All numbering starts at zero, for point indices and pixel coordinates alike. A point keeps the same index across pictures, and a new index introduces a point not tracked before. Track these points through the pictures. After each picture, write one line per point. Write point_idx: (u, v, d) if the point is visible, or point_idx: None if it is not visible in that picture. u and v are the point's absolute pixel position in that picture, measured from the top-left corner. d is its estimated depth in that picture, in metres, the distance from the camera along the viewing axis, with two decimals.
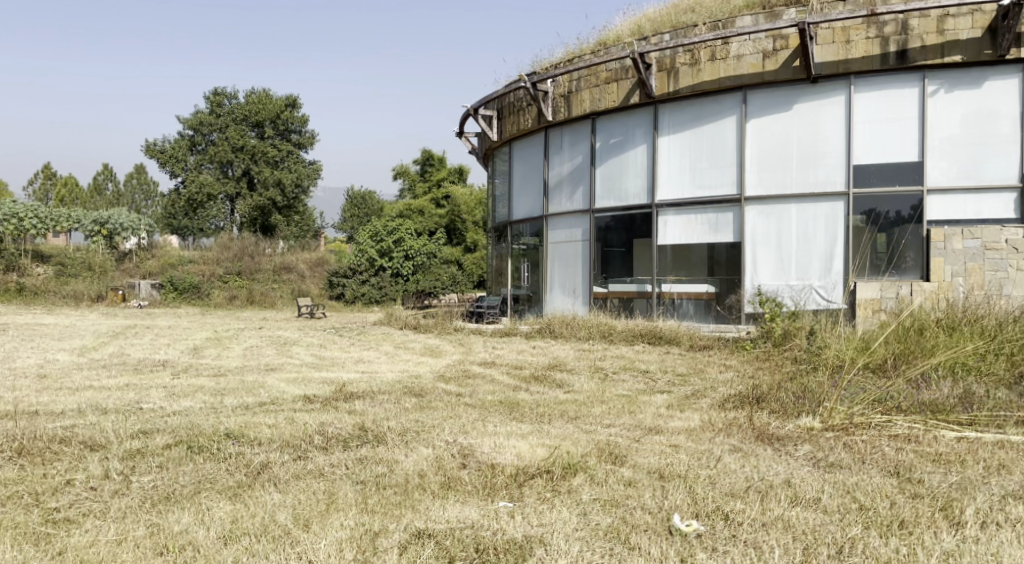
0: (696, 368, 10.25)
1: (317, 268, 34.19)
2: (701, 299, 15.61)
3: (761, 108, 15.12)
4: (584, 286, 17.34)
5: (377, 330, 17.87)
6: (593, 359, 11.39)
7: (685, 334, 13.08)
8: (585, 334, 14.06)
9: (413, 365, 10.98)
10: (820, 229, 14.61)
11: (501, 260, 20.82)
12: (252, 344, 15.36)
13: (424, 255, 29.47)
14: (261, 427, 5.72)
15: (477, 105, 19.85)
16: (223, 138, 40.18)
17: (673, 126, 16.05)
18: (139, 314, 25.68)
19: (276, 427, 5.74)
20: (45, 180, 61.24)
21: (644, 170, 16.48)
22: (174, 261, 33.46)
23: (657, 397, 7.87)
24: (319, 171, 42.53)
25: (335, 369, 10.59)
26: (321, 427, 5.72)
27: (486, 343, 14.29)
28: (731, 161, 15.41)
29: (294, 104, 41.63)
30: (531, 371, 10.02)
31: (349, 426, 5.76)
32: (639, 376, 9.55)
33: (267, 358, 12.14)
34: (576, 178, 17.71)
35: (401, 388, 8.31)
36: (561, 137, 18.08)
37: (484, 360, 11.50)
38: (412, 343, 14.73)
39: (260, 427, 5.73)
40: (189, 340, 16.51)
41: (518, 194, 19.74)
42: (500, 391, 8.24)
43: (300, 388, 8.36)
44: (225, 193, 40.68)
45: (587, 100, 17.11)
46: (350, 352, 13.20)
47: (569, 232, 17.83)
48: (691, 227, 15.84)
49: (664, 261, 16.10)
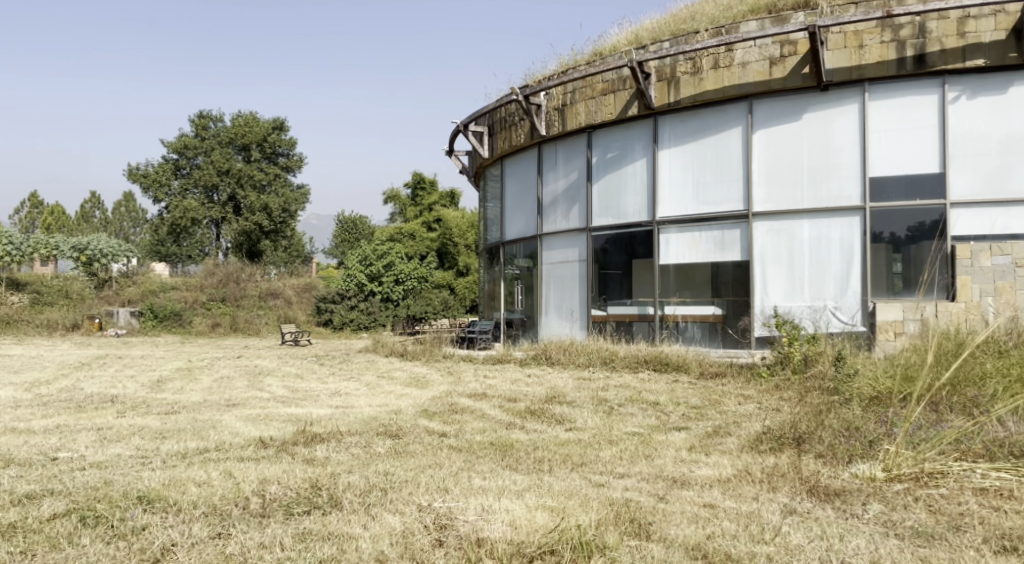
0: (713, 400, 9.08)
1: (304, 293, 33.06)
2: (708, 322, 14.52)
3: (768, 117, 14.10)
4: (582, 310, 16.22)
5: (361, 358, 16.69)
6: (596, 389, 10.22)
7: (693, 359, 11.96)
8: (583, 361, 12.94)
9: (395, 399, 9.80)
10: (835, 247, 13.54)
11: (493, 283, 19.70)
12: (223, 375, 14.17)
13: (416, 280, 28.38)
14: (188, 486, 4.58)
15: (466, 120, 18.86)
16: (208, 161, 39.09)
17: (674, 138, 15.03)
18: (114, 344, 24.44)
19: (206, 486, 4.60)
20: (32, 209, 60.15)
21: (643, 185, 15.44)
22: (155, 288, 32.22)
23: (675, 436, 6.71)
24: (307, 195, 41.42)
25: (307, 404, 9.40)
26: (264, 484, 4.59)
27: (477, 371, 13.11)
28: (737, 174, 14.36)
29: (281, 127, 40.75)
30: (527, 405, 8.84)
31: (300, 483, 4.62)
32: (651, 410, 8.38)
33: (233, 392, 10.95)
34: (571, 195, 16.67)
35: (374, 428, 7.13)
36: (555, 153, 17.07)
37: (475, 392, 10.31)
38: (397, 372, 13.57)
39: (185, 485, 4.60)
40: (157, 371, 15.27)
41: (510, 213, 18.69)
42: (489, 430, 7.07)
43: (257, 428, 7.19)
44: (210, 217, 39.53)
45: (582, 112, 16.10)
46: (327, 383, 12.02)
47: (565, 252, 16.74)
48: (695, 245, 14.76)
49: (667, 282, 15.02)
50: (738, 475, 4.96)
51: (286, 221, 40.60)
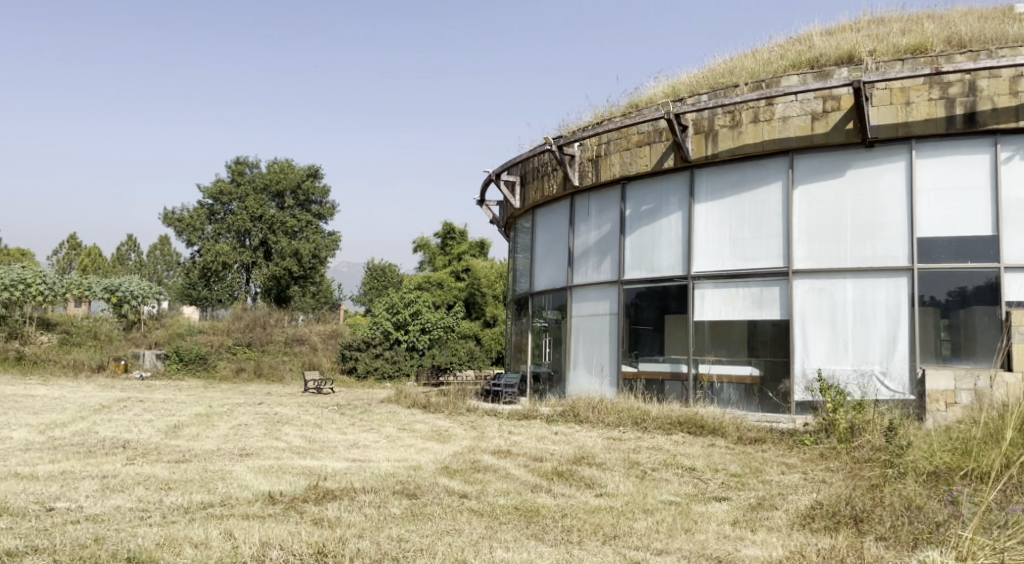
0: (753, 469, 8.51)
1: (330, 340, 32.84)
2: (745, 383, 13.97)
3: (809, 172, 13.72)
4: (612, 365, 15.72)
5: (383, 409, 16.26)
6: (627, 452, 9.69)
7: (730, 423, 11.36)
8: (613, 420, 12.39)
9: (415, 454, 9.34)
10: (880, 308, 13.01)
11: (520, 335, 19.29)
12: (241, 421, 13.80)
13: (442, 329, 28.05)
14: (183, 547, 4.24)
15: (499, 170, 18.72)
16: (242, 207, 39.39)
17: (711, 192, 14.70)
18: (138, 386, 24.26)
19: (204, 548, 4.22)
20: (69, 250, 61.17)
21: (678, 239, 15.06)
22: (183, 331, 32.21)
23: (715, 507, 6.19)
24: (338, 242, 41.54)
25: (323, 456, 8.97)
26: (265, 548, 4.24)
27: (502, 427, 12.63)
28: (776, 229, 13.94)
29: (315, 174, 41.11)
30: (553, 465, 8.35)
31: (303, 547, 4.26)
32: (686, 477, 7.84)
33: (249, 440, 10.56)
34: (603, 247, 16.33)
35: (392, 486, 6.69)
36: (588, 204, 16.80)
37: (499, 449, 9.82)
38: (419, 425, 13.11)
39: (182, 547, 4.23)
40: (175, 416, 14.95)
41: (540, 264, 18.38)
42: (514, 492, 6.60)
43: (267, 482, 6.77)
44: (240, 262, 39.70)
45: (617, 164, 15.85)
46: (347, 434, 11.60)
47: (595, 305, 16.33)
48: (731, 302, 14.30)
49: (701, 340, 14.53)
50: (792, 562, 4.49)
51: (316, 267, 40.78)
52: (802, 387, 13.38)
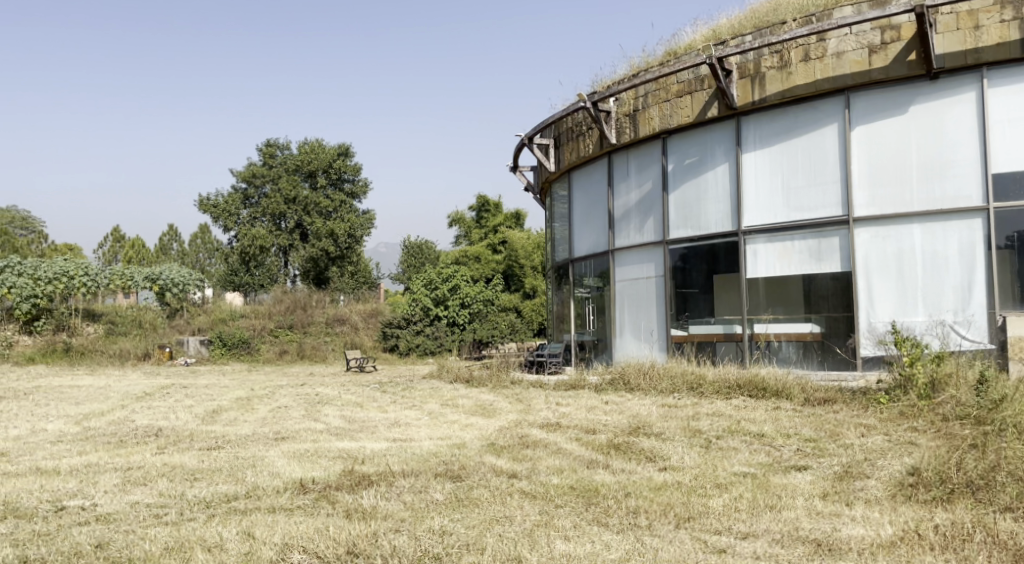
0: (829, 434, 7.78)
1: (371, 319, 32.29)
2: (805, 341, 13.19)
3: (867, 112, 12.76)
4: (661, 330, 14.98)
5: (425, 385, 15.76)
6: (686, 420, 8.99)
7: (795, 384, 10.59)
8: (667, 386, 11.68)
9: (459, 431, 8.76)
10: (951, 253, 12.15)
11: (561, 305, 18.60)
12: (281, 404, 13.38)
13: (481, 303, 27.47)
14: (194, 554, 3.74)
15: (531, 133, 17.92)
16: (276, 190, 39.23)
17: (759, 140, 13.81)
18: (182, 373, 24.16)
19: (216, 555, 3.73)
20: (113, 244, 61.79)
21: (726, 193, 14.20)
22: (226, 316, 32.08)
23: (797, 479, 5.49)
24: (373, 220, 41.05)
25: (362, 437, 8.41)
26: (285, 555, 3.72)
27: (550, 398, 12.02)
28: (833, 176, 13.05)
29: (346, 153, 40.60)
30: (608, 437, 7.70)
31: (330, 552, 3.74)
32: (756, 445, 7.14)
33: (287, 423, 10.09)
34: (645, 207, 15.52)
35: (434, 468, 6.10)
36: (627, 162, 15.97)
37: (549, 422, 9.20)
38: (463, 400, 12.55)
39: (192, 554, 3.74)
40: (215, 401, 14.59)
41: (578, 229, 17.62)
42: (569, 469, 5.96)
43: (300, 468, 6.23)
44: (278, 245, 39.71)
45: (656, 117, 14.99)
46: (389, 413, 11.08)
47: (639, 268, 15.57)
48: (787, 256, 13.47)
49: (756, 298, 13.75)
50: (908, 548, 3.79)
51: (352, 246, 40.38)
52: (869, 342, 12.60)
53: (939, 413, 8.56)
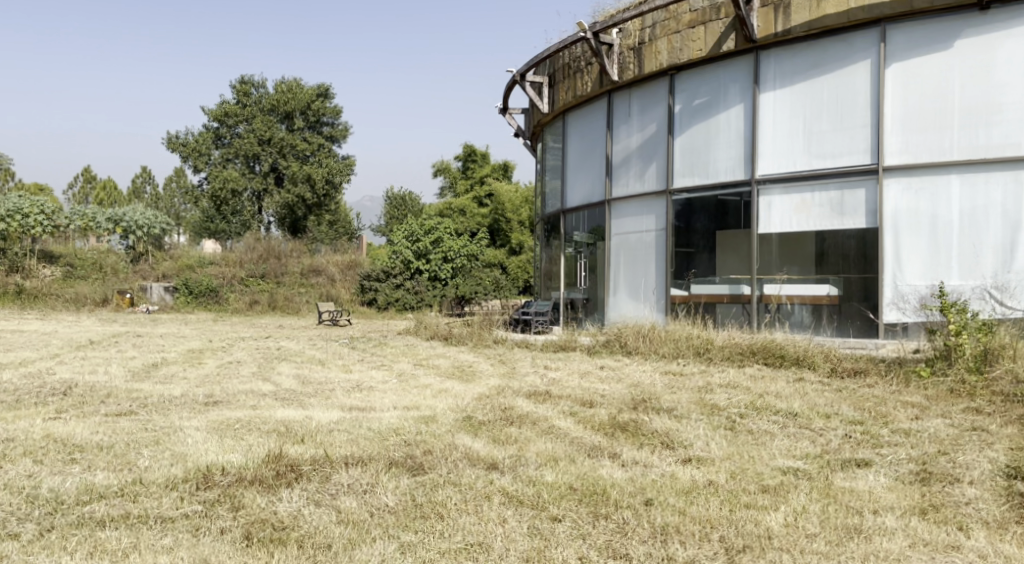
0: (874, 416, 6.48)
1: (349, 271, 30.57)
2: (820, 305, 11.93)
3: (904, 47, 11.35)
4: (659, 288, 13.60)
5: (399, 342, 14.40)
6: (697, 392, 7.69)
7: (818, 352, 9.31)
8: (670, 351, 10.37)
9: (430, 399, 7.38)
10: (993, 208, 10.86)
11: (549, 262, 17.15)
12: (234, 359, 11.94)
13: (465, 258, 26.00)
14: None
15: (524, 70, 16.27)
16: (250, 130, 37.17)
17: (780, 78, 12.36)
18: (142, 321, 22.61)
19: None
20: (84, 184, 59.86)
21: (739, 137, 12.75)
22: (194, 262, 30.34)
23: (868, 483, 4.18)
24: (352, 166, 39.15)
25: (313, 404, 6.99)
26: None
27: (536, 360, 10.68)
28: (862, 119, 11.64)
29: (325, 94, 38.57)
30: (608, 414, 6.36)
31: None
32: (793, 429, 5.83)
33: (232, 382, 8.67)
34: (647, 152, 14.03)
35: (390, 452, 4.71)
36: (628, 103, 14.43)
37: (536, 392, 7.83)
38: (439, 359, 11.20)
39: None
40: (163, 352, 13.13)
41: (571, 178, 16.10)
42: (565, 459, 4.59)
43: (216, 446, 4.81)
44: (252, 189, 37.73)
45: (663, 51, 13.43)
46: (352, 373, 9.68)
47: (637, 220, 14.13)
48: (805, 210, 12.11)
49: (767, 256, 12.41)
50: None
51: (330, 193, 38.46)
52: (904, 307, 11.26)
53: (1000, 397, 7.27)
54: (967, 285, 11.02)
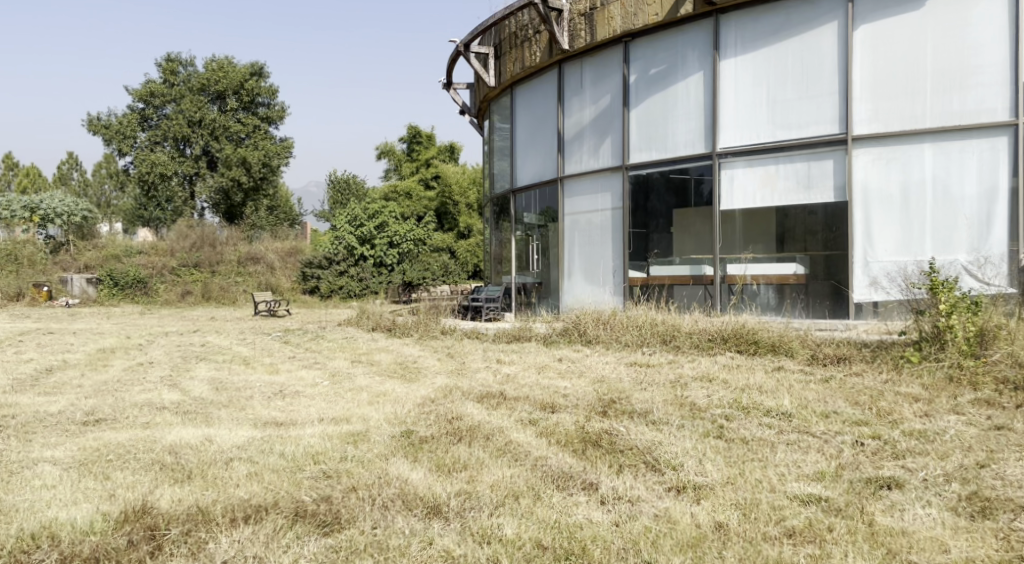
0: (878, 413, 5.57)
1: (289, 258, 29.09)
2: (787, 284, 11.13)
3: (874, 7, 10.54)
4: (617, 270, 12.66)
5: (337, 334, 13.19)
6: (671, 388, 6.72)
7: (794, 337, 8.46)
8: (634, 339, 9.40)
9: (363, 407, 6.28)
10: (969, 177, 10.15)
11: (499, 245, 16.09)
12: (148, 359, 10.61)
13: (411, 242, 24.76)
14: None
15: (467, 39, 15.10)
16: (178, 110, 35.07)
17: (742, 43, 11.46)
18: (58, 315, 20.94)
19: None
20: (6, 172, 56.51)
21: (699, 107, 11.83)
22: (120, 251, 28.51)
23: (916, 523, 3.25)
24: (290, 148, 37.40)
25: (221, 419, 5.84)
26: None
27: (487, 353, 9.62)
28: (830, 85, 10.81)
29: (259, 73, 36.73)
30: (574, 422, 5.34)
31: None
32: (793, 435, 4.89)
33: (133, 389, 7.44)
34: (600, 125, 13.04)
35: (300, 496, 3.63)
36: (580, 73, 13.39)
37: (488, 393, 6.78)
38: (379, 354, 10.06)
39: None
40: (69, 353, 11.73)
41: (520, 155, 15.03)
42: (527, 498, 3.57)
43: (67, 492, 3.68)
44: (181, 173, 35.57)
45: (617, 15, 12.40)
46: (277, 375, 8.49)
47: (592, 198, 13.15)
48: (770, 183, 11.25)
49: (730, 234, 11.54)
50: None
51: (267, 176, 36.72)
52: (887, 287, 10.36)
53: (1008, 385, 6.44)
54: (951, 259, 10.21)
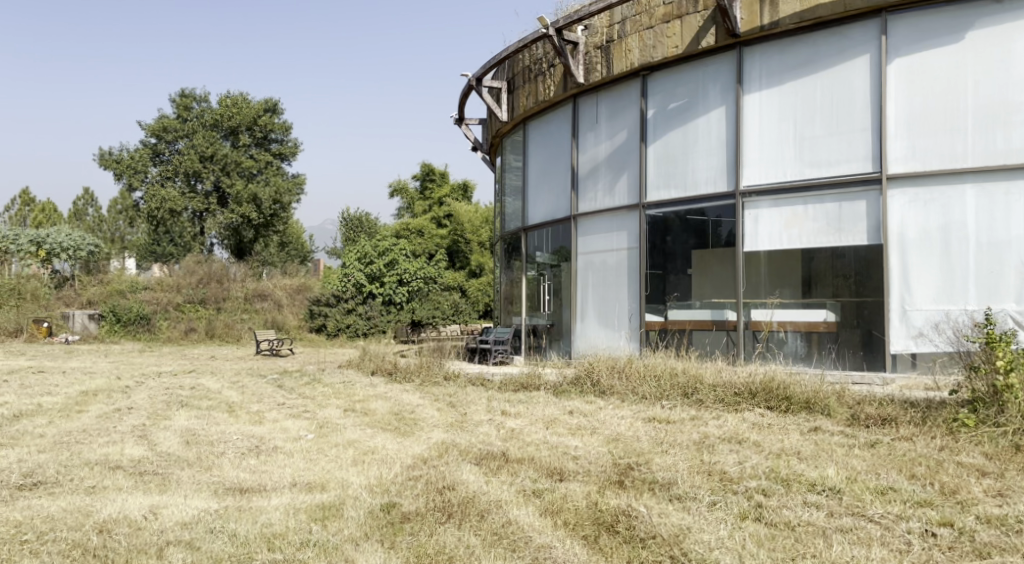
0: (941, 490, 4.75)
1: (297, 295, 28.53)
2: (817, 333, 10.33)
3: (910, 39, 9.88)
4: (633, 313, 11.89)
5: (335, 377, 12.44)
6: (696, 452, 5.91)
7: (830, 393, 7.64)
8: (652, 391, 8.59)
9: (343, 469, 5.51)
10: (1016, 221, 9.37)
11: (510, 285, 15.37)
12: (128, 403, 9.88)
13: (421, 280, 24.13)
14: None
15: (479, 73, 14.58)
16: (190, 146, 34.91)
17: (767, 77, 10.83)
18: (55, 353, 20.33)
19: None
20: (22, 206, 56.59)
21: (721, 143, 11.17)
22: (125, 287, 28.04)
23: None
24: (302, 184, 37.12)
25: (178, 484, 5.11)
26: None
27: (493, 403, 8.83)
28: (863, 121, 10.13)
29: (273, 109, 36.66)
30: (585, 495, 4.56)
31: None
32: (847, 521, 4.09)
33: (95, 443, 6.70)
34: (616, 162, 12.40)
35: None
36: (596, 108, 12.80)
37: (487, 454, 5.98)
38: (375, 402, 9.28)
39: None
40: (47, 396, 11.03)
41: (532, 192, 14.40)
42: None
43: None
44: (191, 209, 35.21)
45: (635, 47, 11.82)
46: (259, 426, 7.73)
47: (607, 237, 12.45)
48: (798, 224, 10.53)
49: (754, 277, 10.78)
50: None
51: (278, 213, 36.38)
52: (937, 338, 9.52)
53: None
54: (1004, 307, 9.40)
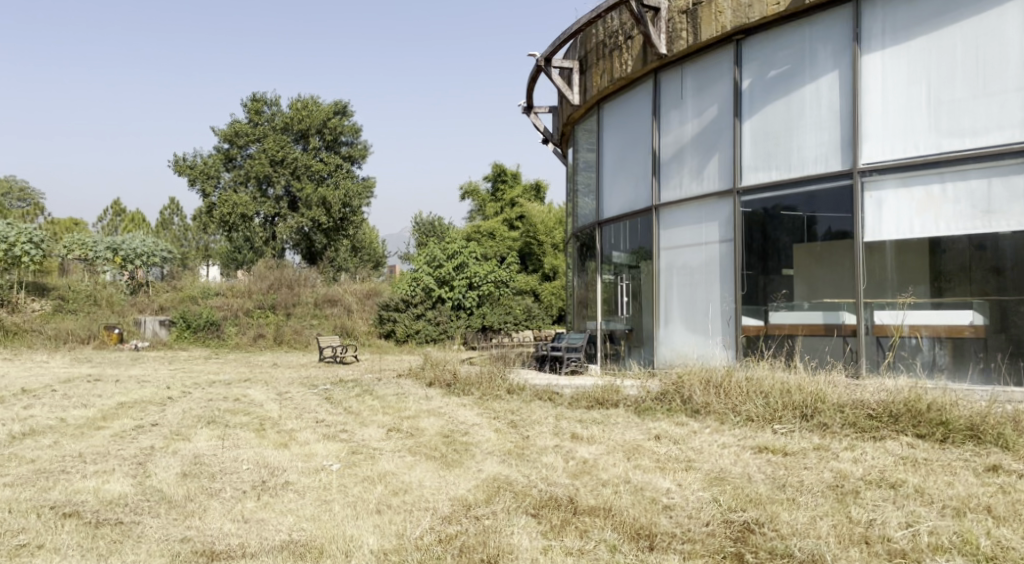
0: None
1: (367, 300, 27.67)
2: (961, 339, 8.53)
3: None
4: (727, 317, 10.22)
5: (390, 389, 11.14)
6: (839, 503, 4.33)
7: (1003, 417, 5.92)
8: (760, 412, 6.94)
9: (360, 521, 4.18)
10: None
11: (584, 287, 13.88)
12: (156, 419, 8.79)
13: (492, 284, 22.86)
14: None
15: (548, 54, 13.14)
16: (261, 151, 34.77)
17: (890, 34, 9.03)
18: (121, 360, 19.85)
19: None
20: (113, 218, 58.21)
21: (833, 115, 9.40)
22: (198, 293, 27.76)
23: None
24: (372, 187, 36.51)
25: (137, 541, 3.87)
26: None
27: (564, 424, 7.33)
28: (1017, 80, 8.27)
29: (343, 112, 36.26)
30: None
31: None
32: None
33: (78, 473, 5.55)
34: (705, 143, 10.77)
35: None
36: (680, 84, 11.19)
37: (552, 500, 4.54)
38: (425, 420, 7.94)
39: None
40: (77, 409, 10.06)
41: (608, 184, 12.88)
42: None
43: None
44: (263, 214, 34.91)
45: (727, 10, 10.17)
46: (283, 451, 6.45)
47: (694, 230, 10.82)
48: (932, 209, 8.71)
49: (876, 273, 8.99)
50: None
51: (348, 217, 35.78)
52: None
53: None
54: None
